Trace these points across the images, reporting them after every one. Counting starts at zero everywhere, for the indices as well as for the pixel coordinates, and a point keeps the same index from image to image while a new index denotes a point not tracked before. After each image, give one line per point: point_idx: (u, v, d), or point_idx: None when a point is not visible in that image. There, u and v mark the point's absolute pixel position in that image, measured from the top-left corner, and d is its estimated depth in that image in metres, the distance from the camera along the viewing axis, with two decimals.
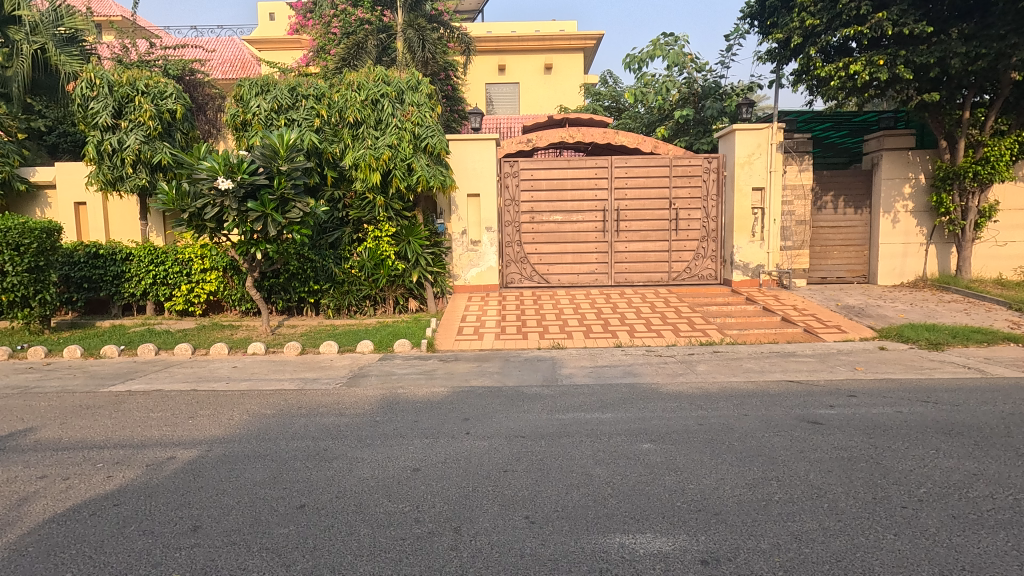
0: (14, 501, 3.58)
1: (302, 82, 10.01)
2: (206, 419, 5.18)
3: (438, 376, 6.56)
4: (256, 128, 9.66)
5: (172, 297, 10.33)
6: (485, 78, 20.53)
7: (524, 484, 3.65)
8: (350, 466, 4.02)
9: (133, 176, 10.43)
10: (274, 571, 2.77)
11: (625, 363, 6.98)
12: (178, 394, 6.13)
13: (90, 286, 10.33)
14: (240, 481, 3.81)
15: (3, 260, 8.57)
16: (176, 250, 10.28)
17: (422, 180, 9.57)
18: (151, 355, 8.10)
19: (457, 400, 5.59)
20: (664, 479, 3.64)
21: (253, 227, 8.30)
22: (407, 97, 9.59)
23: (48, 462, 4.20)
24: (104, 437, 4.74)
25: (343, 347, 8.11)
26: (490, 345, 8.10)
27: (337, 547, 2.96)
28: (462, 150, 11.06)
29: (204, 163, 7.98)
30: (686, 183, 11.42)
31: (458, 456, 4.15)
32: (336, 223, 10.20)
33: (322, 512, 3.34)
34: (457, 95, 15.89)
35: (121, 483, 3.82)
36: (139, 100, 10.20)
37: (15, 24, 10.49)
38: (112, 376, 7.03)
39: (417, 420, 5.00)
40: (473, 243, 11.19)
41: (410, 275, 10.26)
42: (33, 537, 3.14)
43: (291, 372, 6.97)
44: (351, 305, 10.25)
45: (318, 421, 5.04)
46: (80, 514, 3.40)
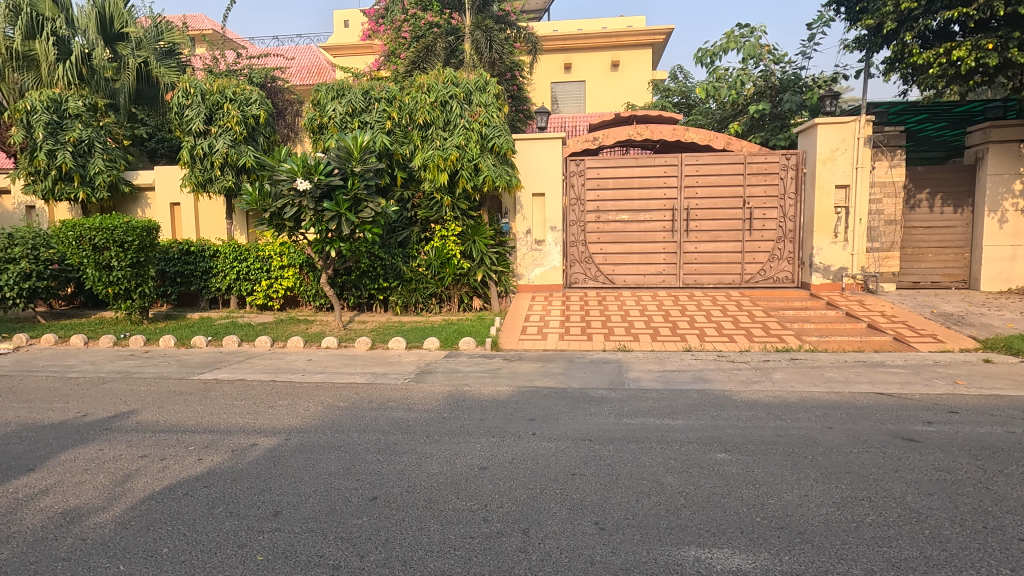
0: (120, 477, 3.91)
1: (376, 86, 10.37)
2: (284, 409, 5.45)
3: (502, 375, 6.60)
4: (331, 131, 10.05)
5: (254, 292, 10.98)
6: (551, 77, 20.43)
7: (593, 489, 3.58)
8: (419, 461, 4.10)
9: (221, 179, 11.14)
10: (349, 560, 2.86)
11: (695, 368, 6.74)
12: (258, 385, 6.49)
13: (183, 280, 11.17)
14: (316, 470, 3.97)
15: (110, 256, 9.41)
16: (257, 248, 10.91)
17: (488, 180, 9.68)
18: (234, 346, 8.63)
19: (522, 400, 5.57)
20: (741, 492, 3.46)
21: (328, 226, 8.66)
22: (474, 98, 9.72)
23: (147, 443, 4.55)
24: (195, 422, 5.09)
25: (410, 343, 8.32)
26: (554, 345, 8.05)
27: (408, 542, 3.01)
28: (529, 149, 11.05)
29: (285, 164, 8.41)
30: (761, 181, 10.90)
31: (525, 457, 4.14)
32: (404, 222, 10.47)
33: (392, 506, 3.42)
34: (522, 95, 15.98)
35: (210, 466, 4.08)
36: (227, 107, 10.89)
37: (123, 41, 11.68)
38: (200, 365, 7.53)
39: (483, 418, 5.03)
40: (537, 243, 11.16)
41: (476, 274, 10.38)
42: (136, 512, 3.41)
43: (361, 367, 7.22)
44: (418, 302, 10.51)
45: (388, 415, 5.19)
46: (175, 492, 3.65)
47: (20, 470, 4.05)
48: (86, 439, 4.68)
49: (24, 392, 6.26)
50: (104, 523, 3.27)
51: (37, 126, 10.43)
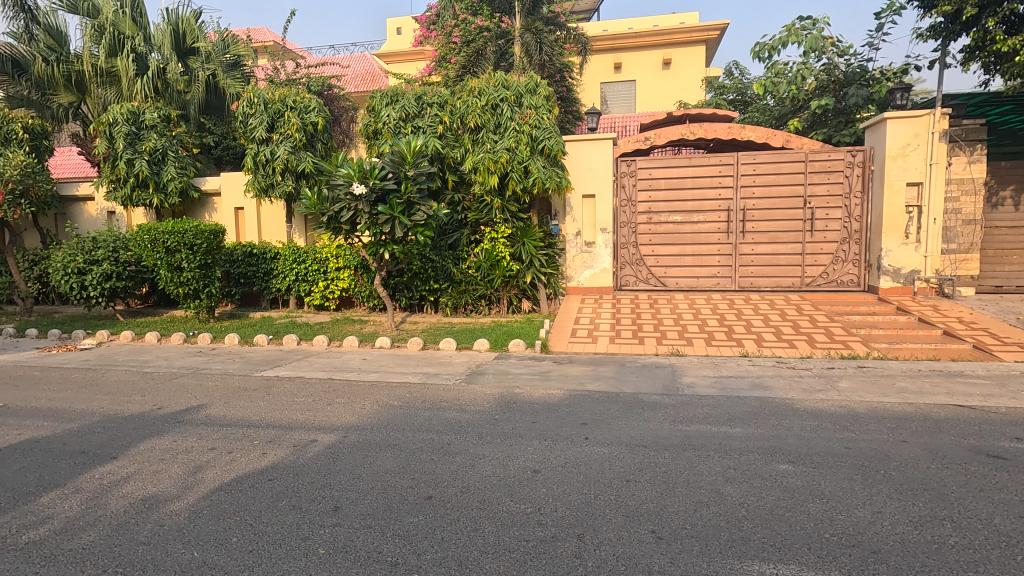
0: (192, 468, 4.13)
1: (428, 91, 10.54)
2: (341, 407, 5.62)
3: (553, 378, 6.58)
4: (386, 136, 10.31)
5: (311, 292, 11.39)
6: (601, 77, 20.24)
7: (649, 497, 3.50)
8: (472, 462, 4.13)
9: (282, 184, 11.61)
10: (407, 558, 2.90)
11: (753, 374, 6.49)
12: (317, 382, 6.74)
13: (246, 281, 11.71)
14: (373, 468, 4.07)
15: (181, 258, 9.99)
16: (315, 250, 11.33)
17: (538, 182, 9.69)
18: (294, 344, 8.98)
19: (574, 403, 5.53)
20: (807, 506, 3.31)
21: (382, 229, 8.88)
22: (525, 100, 9.74)
23: (216, 436, 4.79)
24: (259, 417, 5.32)
25: (461, 344, 8.42)
26: (604, 348, 7.95)
27: (464, 542, 3.04)
28: (579, 151, 10.98)
29: (342, 170, 8.69)
30: (824, 180, 10.41)
31: (578, 461, 4.10)
32: (455, 225, 10.60)
33: (448, 506, 3.46)
34: (571, 96, 15.94)
35: (273, 460, 4.25)
36: (288, 115, 11.36)
37: (194, 55, 12.48)
38: (263, 362, 7.88)
39: (535, 421, 5.02)
40: (587, 245, 11.07)
41: (525, 276, 10.41)
42: (207, 501, 3.58)
43: (414, 367, 7.36)
44: (468, 304, 10.62)
45: (440, 415, 5.26)
46: (242, 484, 3.83)
47: (104, 458, 4.35)
48: (161, 431, 4.97)
49: (106, 384, 6.74)
50: (179, 511, 3.46)
51: (118, 137, 11.23)
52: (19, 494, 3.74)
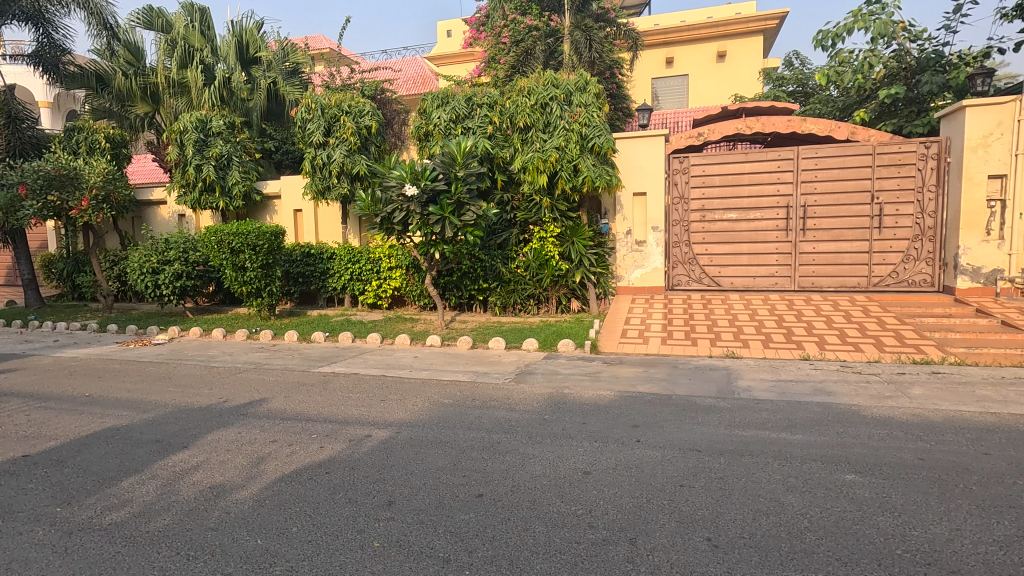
0: (255, 459, 4.32)
1: (478, 92, 10.62)
2: (394, 403, 5.76)
3: (603, 379, 6.50)
4: (436, 138, 10.46)
5: (365, 291, 11.72)
6: (652, 72, 19.82)
7: (704, 503, 3.40)
8: (522, 461, 4.14)
9: (337, 186, 11.98)
10: (458, 554, 2.94)
11: (815, 379, 6.20)
12: (370, 378, 6.93)
13: (304, 280, 12.16)
14: (425, 464, 4.14)
15: (244, 258, 10.50)
16: (369, 250, 11.66)
17: (588, 180, 9.59)
18: (349, 342, 9.26)
19: (625, 405, 5.44)
20: (877, 519, 3.12)
21: (433, 229, 9.02)
22: (575, 98, 9.66)
23: (277, 429, 5.01)
24: (316, 411, 5.52)
25: (510, 343, 8.44)
26: (656, 349, 7.80)
27: (514, 541, 3.04)
28: (630, 148, 10.81)
29: (395, 172, 8.88)
30: (893, 173, 9.83)
31: (630, 464, 4.03)
32: (504, 224, 10.65)
33: (498, 504, 3.48)
34: (621, 93, 15.73)
35: (330, 453, 4.39)
36: (344, 119, 11.73)
37: (256, 64, 13.24)
38: (320, 358, 8.18)
39: (585, 422, 4.97)
40: (638, 244, 10.89)
41: (574, 275, 10.35)
42: (269, 492, 3.75)
43: (464, 365, 7.44)
44: (517, 303, 10.66)
45: (490, 414, 5.29)
46: (302, 476, 3.98)
47: (176, 447, 4.62)
48: (227, 423, 5.24)
49: (178, 378, 7.17)
50: (244, 500, 3.63)
51: (188, 144, 11.90)
52: (102, 478, 4.03)
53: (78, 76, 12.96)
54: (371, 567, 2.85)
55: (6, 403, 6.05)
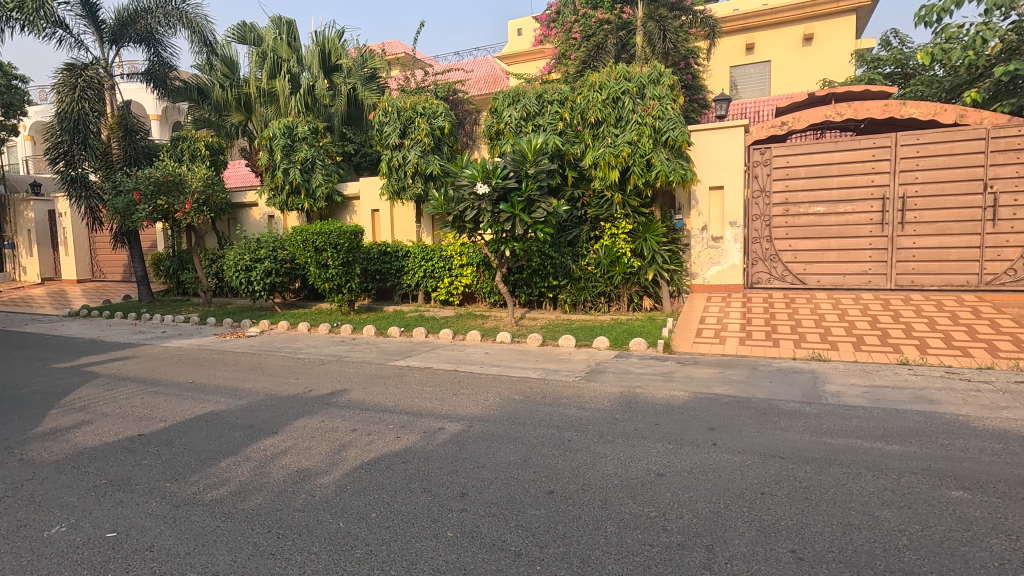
0: (337, 446, 4.56)
1: (549, 89, 10.61)
2: (466, 398, 5.88)
3: (676, 379, 6.31)
4: (507, 136, 10.56)
5: (437, 288, 12.04)
6: (731, 60, 18.94)
7: (788, 513, 3.22)
8: (593, 460, 4.10)
9: (412, 187, 12.35)
10: (529, 549, 2.96)
11: (915, 385, 5.70)
12: (443, 373, 7.11)
13: (381, 277, 12.65)
14: (496, 458, 4.19)
15: (327, 256, 11.09)
16: (441, 248, 11.98)
17: (661, 175, 9.34)
18: (423, 337, 9.58)
19: (700, 407, 5.26)
20: (989, 542, 2.83)
21: (504, 226, 9.09)
22: (648, 91, 9.40)
23: (356, 418, 5.25)
24: (392, 403, 5.74)
25: (580, 341, 8.39)
26: (733, 349, 7.47)
27: (586, 540, 3.02)
28: (707, 140, 10.39)
29: (467, 171, 9.03)
30: (1010, 159, 8.86)
31: (706, 467, 3.89)
32: (575, 221, 10.54)
33: (569, 502, 3.47)
34: (696, 84, 15.22)
35: (406, 444, 4.56)
36: (418, 120, 12.09)
37: (338, 72, 14.02)
38: (395, 352, 8.50)
39: (658, 423, 4.85)
40: (714, 240, 10.47)
41: (646, 272, 10.12)
42: (349, 478, 3.94)
43: (534, 362, 7.47)
44: (587, 301, 10.56)
45: (561, 411, 5.28)
46: (379, 465, 4.15)
47: (268, 432, 4.97)
48: (312, 411, 5.56)
49: (268, 368, 7.70)
50: (327, 484, 3.84)
51: (277, 149, 12.70)
52: (204, 458, 4.40)
53: (183, 90, 14.17)
54: (445, 556, 2.92)
55: (124, 386, 6.75)
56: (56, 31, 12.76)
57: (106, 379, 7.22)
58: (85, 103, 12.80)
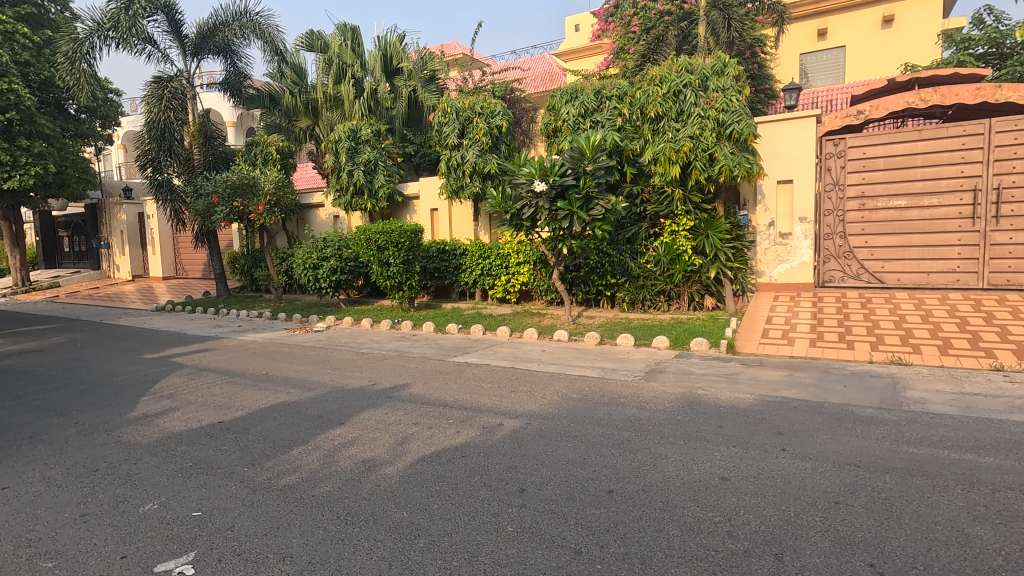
0: (400, 438, 4.70)
1: (607, 84, 10.48)
2: (524, 395, 5.91)
3: (741, 381, 6.08)
4: (565, 133, 10.49)
5: (494, 286, 12.18)
6: (801, 47, 18.01)
7: (866, 524, 3.04)
8: (654, 461, 4.03)
9: (470, 186, 12.52)
10: (589, 548, 2.95)
11: (1012, 394, 5.23)
12: (501, 370, 7.19)
13: (439, 275, 12.91)
14: (555, 456, 4.20)
15: (389, 254, 11.43)
16: (498, 246, 12.09)
17: (725, 170, 9.01)
18: (480, 334, 9.71)
19: (767, 410, 5.05)
20: None
21: (561, 224, 9.06)
22: (711, 83, 9.11)
23: (418, 412, 5.40)
24: (452, 398, 5.85)
25: (639, 340, 8.25)
26: (802, 351, 7.12)
27: (647, 541, 2.98)
28: (774, 132, 9.96)
29: (524, 169, 9.05)
30: None
31: (775, 473, 3.74)
32: (633, 218, 10.36)
33: (630, 502, 3.43)
34: (763, 73, 14.61)
35: (466, 439, 4.63)
36: (476, 120, 12.24)
37: (399, 75, 14.43)
38: (454, 349, 8.66)
39: (722, 426, 4.69)
40: (782, 236, 10.01)
41: (708, 270, 9.83)
42: (412, 469, 4.06)
43: (591, 361, 7.41)
44: (646, 299, 10.37)
45: (620, 411, 5.22)
46: (441, 458, 4.25)
47: (335, 423, 5.19)
48: (376, 404, 5.77)
49: (335, 362, 8.03)
50: (391, 475, 3.97)
51: (342, 151, 13.19)
52: (278, 445, 4.65)
53: (256, 97, 14.96)
54: (505, 550, 2.96)
55: (205, 377, 7.23)
56: (146, 46, 13.79)
57: (190, 369, 7.76)
58: (170, 113, 13.75)
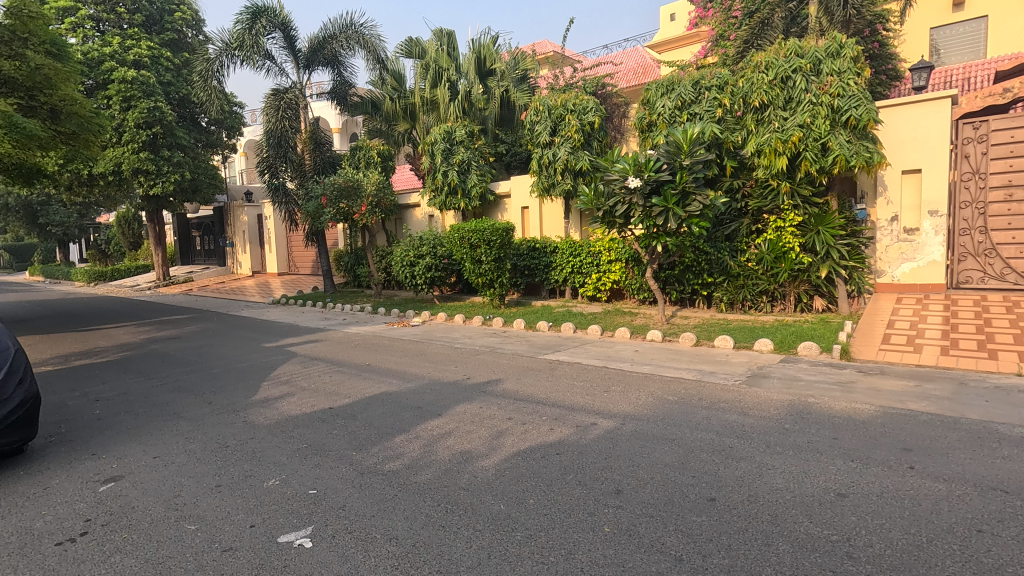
0: (495, 433, 4.80)
1: (707, 74, 10.03)
2: (617, 395, 5.81)
3: (858, 390, 5.58)
4: (661, 128, 10.16)
5: (585, 284, 12.10)
6: (931, 20, 15.89)
7: (1017, 559, 2.68)
8: (759, 470, 3.81)
9: (561, 183, 12.50)
10: (691, 556, 2.84)
11: None
12: (592, 369, 7.12)
13: (529, 273, 13.01)
14: (651, 459, 4.09)
15: (481, 252, 11.71)
16: (589, 244, 11.98)
17: (840, 160, 8.28)
18: (571, 331, 9.68)
19: (890, 424, 4.59)
20: None
21: (656, 221, 8.79)
22: (825, 66, 8.42)
23: (511, 408, 5.48)
24: (545, 395, 5.88)
25: (739, 342, 7.83)
26: (931, 359, 6.42)
27: (754, 555, 2.82)
28: (899, 117, 9.03)
29: (617, 165, 8.85)
30: None
31: (902, 493, 3.40)
32: (733, 214, 9.85)
33: (734, 512, 3.26)
34: (884, 52, 13.28)
35: (560, 436, 4.64)
36: (568, 117, 12.17)
37: (492, 76, 14.70)
38: (545, 346, 8.70)
39: (836, 438, 4.34)
40: (907, 232, 9.09)
41: (818, 269, 9.11)
42: (507, 464, 4.13)
43: (687, 362, 7.14)
44: (746, 300, 9.82)
45: (720, 416, 4.98)
46: (535, 454, 4.30)
47: (433, 414, 5.41)
48: (471, 397, 5.94)
49: (432, 355, 8.36)
50: (488, 467, 4.07)
51: (437, 153, 13.65)
52: (382, 433, 4.92)
53: (360, 104, 15.79)
54: (602, 550, 2.93)
55: (316, 365, 7.82)
56: (265, 62, 15.09)
57: (303, 358, 8.43)
58: (285, 122, 15.06)
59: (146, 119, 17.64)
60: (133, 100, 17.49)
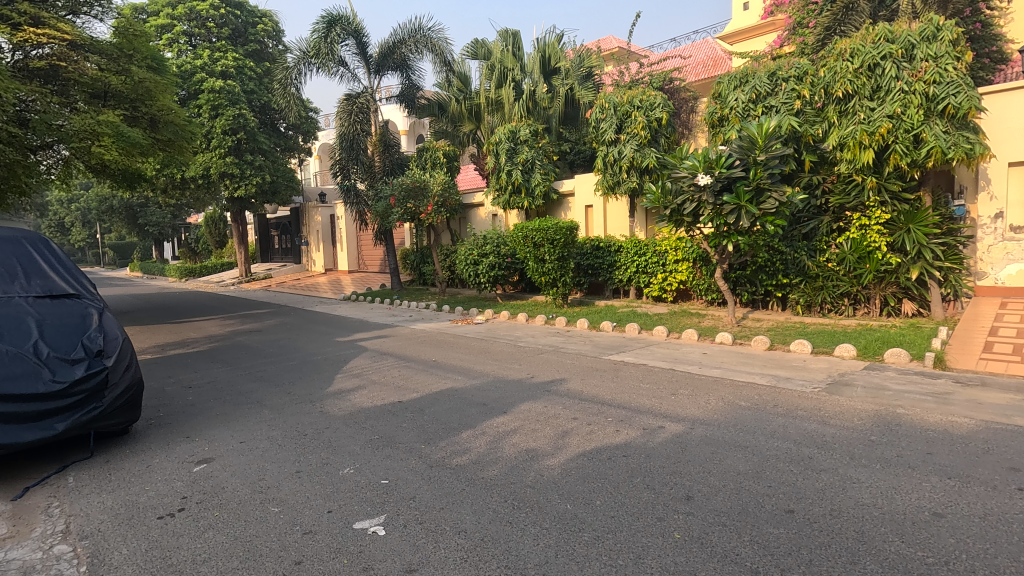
0: (560, 432, 4.79)
1: (784, 65, 9.59)
2: (686, 398, 5.65)
3: (955, 402, 5.15)
4: (733, 122, 9.77)
5: (650, 284, 11.84)
6: None
7: None
8: (842, 484, 3.59)
9: (627, 181, 12.29)
10: (768, 570, 2.72)
11: None
12: (659, 371, 6.95)
13: (593, 272, 12.90)
14: (724, 466, 3.95)
15: (544, 251, 11.70)
16: (655, 243, 11.71)
17: (935, 152, 7.63)
18: (635, 332, 9.50)
19: (995, 440, 4.20)
20: None
21: (727, 219, 8.47)
22: (919, 51, 7.79)
23: (576, 408, 5.44)
24: (610, 397, 5.81)
25: (818, 347, 7.41)
26: None
27: (838, 572, 2.67)
28: (1007, 104, 8.24)
29: (686, 162, 8.56)
30: None
31: (1009, 516, 3.10)
32: (812, 212, 9.36)
33: (815, 526, 3.10)
34: (987, 33, 12.16)
35: (627, 438, 4.57)
36: (635, 114, 11.94)
37: (557, 74, 14.66)
38: (609, 347, 8.58)
39: (931, 453, 4.02)
40: (1014, 230, 8.29)
41: (908, 270, 8.46)
42: (573, 464, 4.11)
43: (761, 367, 6.82)
44: (825, 302, 9.26)
45: (798, 424, 4.73)
46: (601, 455, 4.25)
47: (498, 411, 5.47)
48: (535, 396, 5.95)
49: (496, 353, 8.44)
50: (554, 467, 4.07)
51: (501, 152, 13.76)
52: (449, 428, 5.03)
53: (427, 107, 16.15)
54: (673, 556, 2.86)
55: (385, 360, 8.11)
56: (339, 68, 15.77)
57: (373, 352, 8.76)
58: (357, 125, 15.67)
59: (232, 126, 18.90)
60: (220, 108, 18.79)
